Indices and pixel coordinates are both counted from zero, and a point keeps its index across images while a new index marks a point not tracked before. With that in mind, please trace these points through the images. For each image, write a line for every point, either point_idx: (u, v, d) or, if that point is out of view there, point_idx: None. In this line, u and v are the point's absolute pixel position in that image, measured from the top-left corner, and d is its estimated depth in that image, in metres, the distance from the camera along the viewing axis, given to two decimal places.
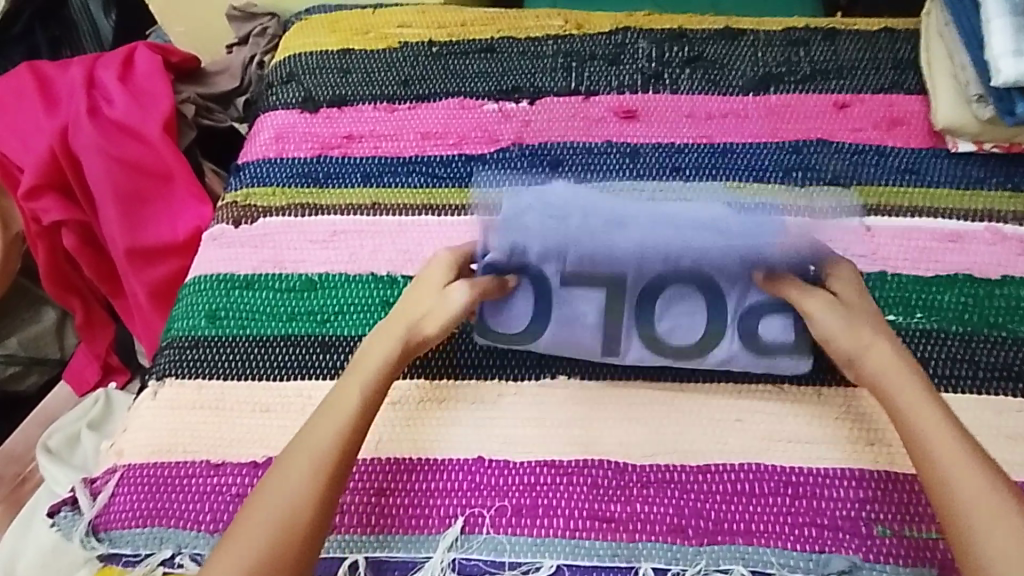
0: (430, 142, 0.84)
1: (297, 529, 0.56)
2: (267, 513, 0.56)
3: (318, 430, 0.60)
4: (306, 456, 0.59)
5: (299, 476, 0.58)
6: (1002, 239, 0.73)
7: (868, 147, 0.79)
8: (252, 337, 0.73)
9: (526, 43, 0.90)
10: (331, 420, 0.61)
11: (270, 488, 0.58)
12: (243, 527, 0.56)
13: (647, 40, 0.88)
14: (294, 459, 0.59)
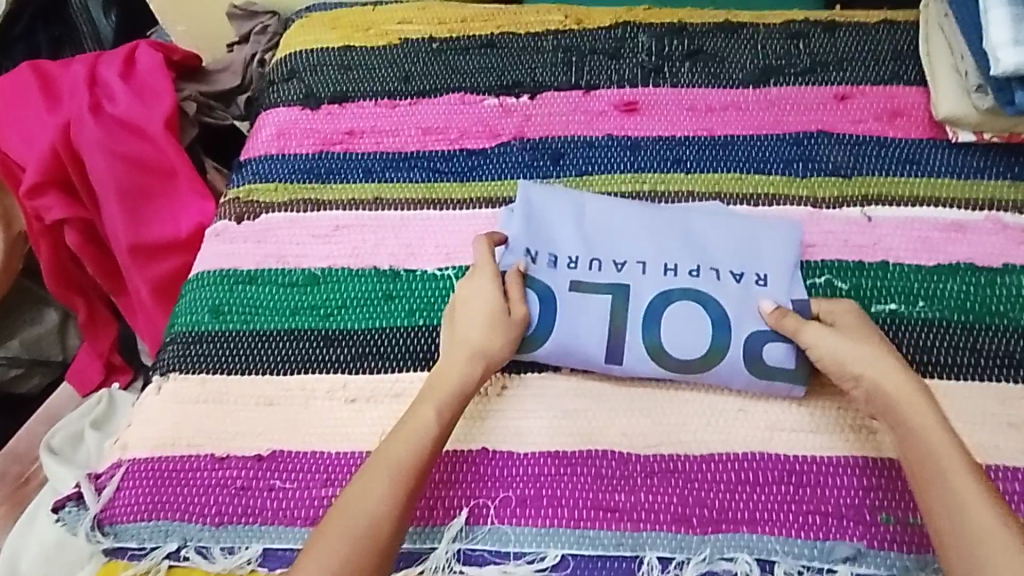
0: (431, 137, 0.84)
1: (381, 548, 0.56)
2: (347, 530, 0.55)
3: (400, 446, 0.60)
4: (387, 477, 0.58)
5: (381, 495, 0.57)
6: (1002, 229, 0.73)
7: (869, 137, 0.79)
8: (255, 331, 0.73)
9: (526, 38, 0.90)
10: (411, 440, 0.60)
11: (352, 507, 0.57)
12: (323, 536, 0.56)
13: (647, 35, 0.88)
14: (379, 476, 0.58)
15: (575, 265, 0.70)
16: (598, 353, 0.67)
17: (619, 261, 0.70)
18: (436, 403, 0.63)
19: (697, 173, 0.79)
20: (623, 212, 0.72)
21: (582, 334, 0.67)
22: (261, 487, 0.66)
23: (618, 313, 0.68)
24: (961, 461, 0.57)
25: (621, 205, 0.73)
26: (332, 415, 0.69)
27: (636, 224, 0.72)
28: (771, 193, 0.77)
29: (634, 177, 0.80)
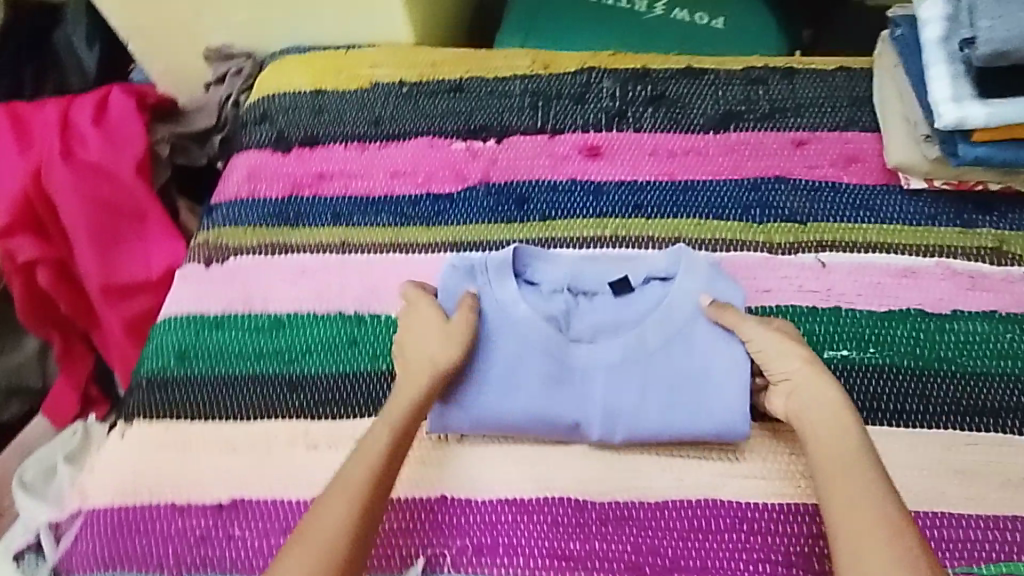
0: (399, 180, 0.86)
1: (346, 563, 0.57)
2: (326, 534, 0.57)
3: (353, 470, 0.61)
4: (349, 489, 0.60)
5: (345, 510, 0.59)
6: (952, 275, 0.75)
7: (825, 184, 0.81)
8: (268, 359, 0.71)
9: (494, 82, 0.93)
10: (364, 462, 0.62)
11: (324, 516, 0.58)
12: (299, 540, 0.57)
13: (611, 80, 0.92)
14: (339, 491, 0.60)
15: (512, 356, 0.69)
16: (564, 421, 0.67)
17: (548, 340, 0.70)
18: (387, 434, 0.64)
19: (658, 219, 0.81)
20: (534, 277, 0.74)
21: (533, 414, 0.67)
22: (220, 537, 0.66)
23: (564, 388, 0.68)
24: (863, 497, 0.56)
25: (518, 275, 0.73)
26: (294, 462, 0.70)
27: (548, 288, 0.73)
28: (727, 238, 0.79)
29: (596, 222, 0.81)
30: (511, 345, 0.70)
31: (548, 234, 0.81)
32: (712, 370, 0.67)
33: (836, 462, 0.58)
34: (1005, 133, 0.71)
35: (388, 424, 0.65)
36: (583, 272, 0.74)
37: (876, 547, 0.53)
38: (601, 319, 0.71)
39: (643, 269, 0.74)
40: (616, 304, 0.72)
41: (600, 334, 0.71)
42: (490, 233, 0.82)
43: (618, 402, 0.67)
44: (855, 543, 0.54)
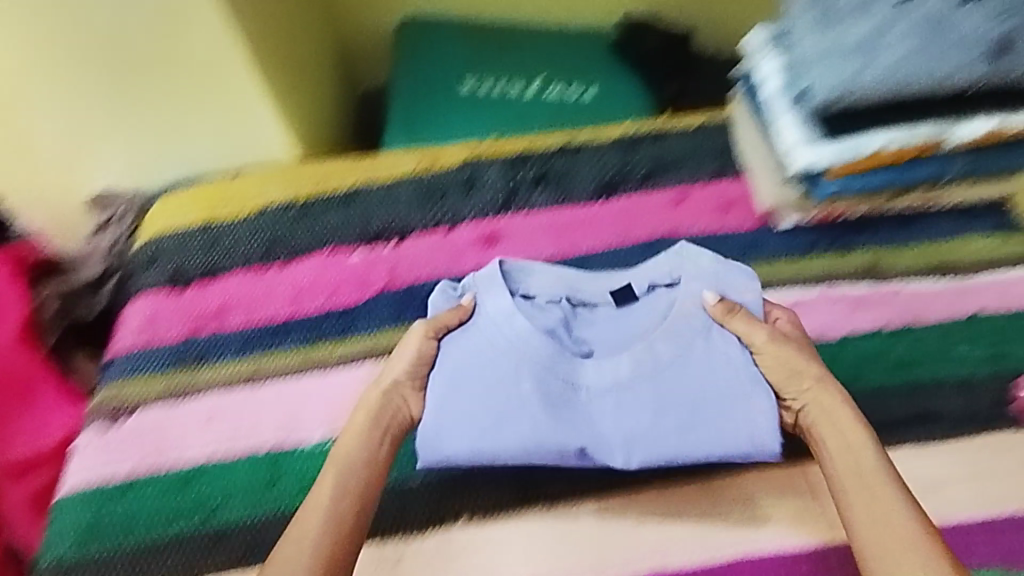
0: (304, 298, 0.84)
1: None
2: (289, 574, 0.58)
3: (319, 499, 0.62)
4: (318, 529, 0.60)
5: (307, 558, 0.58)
6: (838, 300, 0.80)
7: (710, 233, 0.86)
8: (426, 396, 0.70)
9: (385, 187, 0.95)
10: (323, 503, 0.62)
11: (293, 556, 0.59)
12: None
13: (496, 167, 0.95)
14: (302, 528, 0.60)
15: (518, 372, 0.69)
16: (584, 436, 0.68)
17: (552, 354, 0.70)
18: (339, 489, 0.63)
19: None
20: (527, 289, 0.75)
21: (539, 434, 0.67)
22: None
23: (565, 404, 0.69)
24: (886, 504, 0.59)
25: (509, 289, 0.74)
26: None
27: (547, 301, 0.75)
28: None
29: None
30: (523, 362, 0.70)
31: None
32: (725, 369, 0.69)
33: (854, 470, 0.62)
34: (859, 166, 0.77)
35: (336, 463, 0.65)
36: (583, 281, 0.77)
37: (899, 551, 0.56)
38: (607, 338, 0.75)
39: (643, 277, 0.77)
40: (614, 316, 0.76)
41: (602, 348, 0.74)
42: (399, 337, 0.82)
43: (630, 428, 0.68)
44: (881, 548, 0.57)
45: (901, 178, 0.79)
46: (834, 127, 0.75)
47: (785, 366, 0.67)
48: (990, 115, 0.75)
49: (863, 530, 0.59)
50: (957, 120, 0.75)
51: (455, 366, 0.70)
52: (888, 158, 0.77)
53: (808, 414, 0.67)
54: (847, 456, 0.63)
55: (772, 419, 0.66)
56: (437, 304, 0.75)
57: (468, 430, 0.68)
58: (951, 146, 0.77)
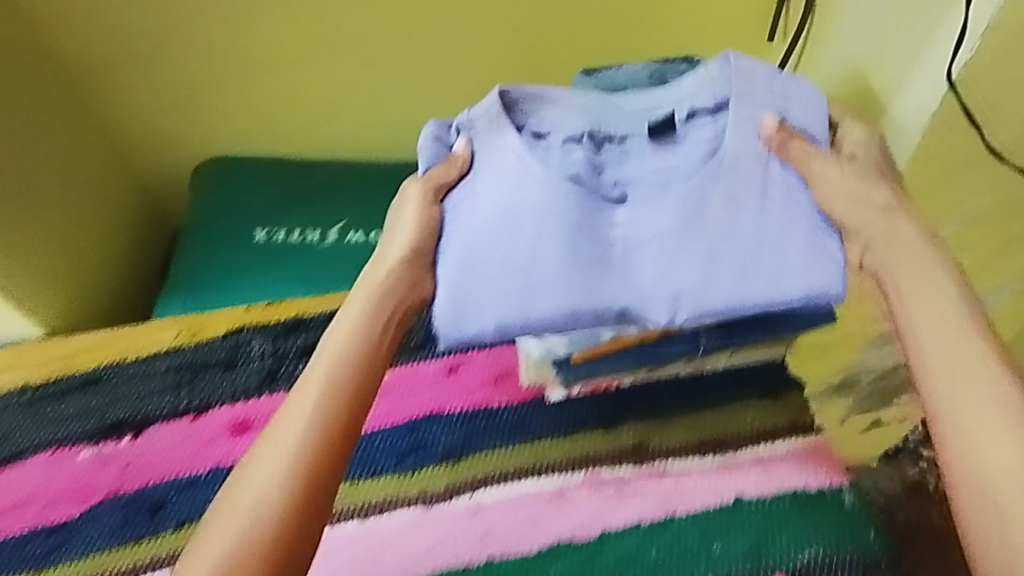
0: (12, 514, 0.76)
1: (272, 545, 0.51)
2: (247, 497, 0.53)
3: (293, 421, 0.56)
4: (267, 473, 0.54)
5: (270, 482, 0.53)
6: (599, 485, 0.76)
7: (478, 410, 0.83)
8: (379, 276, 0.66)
9: (136, 364, 0.87)
10: (296, 420, 0.56)
11: (239, 491, 0.53)
12: (218, 516, 0.53)
13: (262, 336, 0.90)
14: (263, 456, 0.55)
15: (512, 225, 0.67)
16: (588, 283, 0.65)
17: (542, 205, 0.66)
18: (297, 419, 0.56)
19: None
20: (539, 126, 0.73)
21: (565, 297, 0.64)
22: None
23: (591, 262, 0.65)
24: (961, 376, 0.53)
25: (512, 124, 0.73)
26: None
27: (561, 138, 0.72)
28: (383, 497, 0.77)
29: None
30: (555, 192, 0.67)
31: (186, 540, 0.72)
32: (782, 226, 0.64)
33: (938, 337, 0.56)
34: (598, 350, 0.78)
35: (335, 361, 0.60)
36: (613, 112, 0.74)
37: (992, 424, 0.51)
38: (637, 174, 0.71)
39: (681, 103, 0.73)
40: (648, 147, 0.72)
41: (635, 189, 0.70)
42: (113, 558, 0.72)
43: (653, 283, 0.65)
44: (959, 428, 0.52)
45: (647, 357, 0.80)
46: None
47: (847, 184, 0.64)
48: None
49: (924, 370, 0.55)
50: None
51: (461, 245, 0.67)
52: (624, 343, 0.78)
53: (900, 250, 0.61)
54: (922, 284, 0.59)
55: (840, 265, 0.63)
56: (430, 146, 0.74)
57: (479, 280, 0.65)
58: (690, 327, 0.78)
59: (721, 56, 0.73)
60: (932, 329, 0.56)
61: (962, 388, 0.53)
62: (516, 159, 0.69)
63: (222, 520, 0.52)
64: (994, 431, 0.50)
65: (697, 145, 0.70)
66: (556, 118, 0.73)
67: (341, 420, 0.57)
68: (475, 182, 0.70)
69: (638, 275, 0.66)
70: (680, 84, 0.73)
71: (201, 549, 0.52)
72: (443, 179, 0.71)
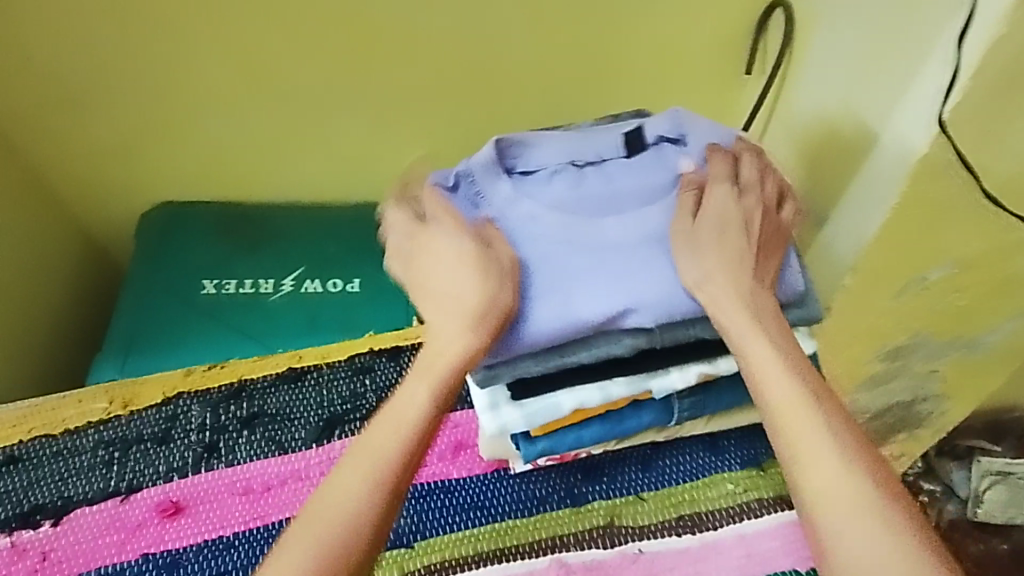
0: None
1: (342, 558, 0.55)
2: (321, 519, 0.57)
3: (374, 443, 0.60)
4: (344, 495, 0.58)
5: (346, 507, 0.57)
6: (566, 574, 0.69)
7: (434, 485, 0.76)
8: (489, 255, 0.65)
9: (60, 439, 0.79)
10: (374, 448, 0.60)
11: (324, 506, 0.57)
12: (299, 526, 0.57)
13: (201, 405, 0.83)
14: (342, 476, 0.59)
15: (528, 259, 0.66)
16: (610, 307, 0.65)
17: (553, 236, 0.67)
18: (378, 443, 0.60)
19: None
20: (527, 163, 0.70)
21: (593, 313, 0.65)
22: None
23: (614, 283, 0.66)
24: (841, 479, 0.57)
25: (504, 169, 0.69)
26: None
27: (547, 173, 0.70)
28: None
29: None
30: (561, 228, 0.67)
31: None
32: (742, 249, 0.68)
33: (807, 427, 0.60)
34: (559, 424, 0.72)
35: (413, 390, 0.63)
36: (588, 146, 0.71)
37: (873, 536, 0.54)
38: (622, 202, 0.69)
39: (651, 129, 0.73)
40: (629, 168, 0.71)
41: (627, 208, 0.69)
42: None
43: (630, 295, 0.65)
44: (837, 529, 0.56)
45: (614, 429, 0.73)
46: (517, 392, 0.69)
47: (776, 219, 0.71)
48: (687, 367, 0.71)
49: (795, 454, 0.59)
50: (651, 373, 0.71)
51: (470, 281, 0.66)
52: (586, 413, 0.71)
53: (764, 322, 0.65)
54: (773, 357, 0.63)
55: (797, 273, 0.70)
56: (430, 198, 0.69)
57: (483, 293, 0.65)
58: (657, 391, 0.71)
59: (668, 111, 0.73)
60: (801, 419, 0.60)
61: (839, 483, 0.57)
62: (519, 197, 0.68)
63: (297, 543, 0.55)
64: (880, 530, 0.55)
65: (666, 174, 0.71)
66: (545, 153, 0.70)
67: (421, 441, 0.61)
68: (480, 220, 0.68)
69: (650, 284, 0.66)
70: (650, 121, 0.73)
71: (292, 553, 0.55)
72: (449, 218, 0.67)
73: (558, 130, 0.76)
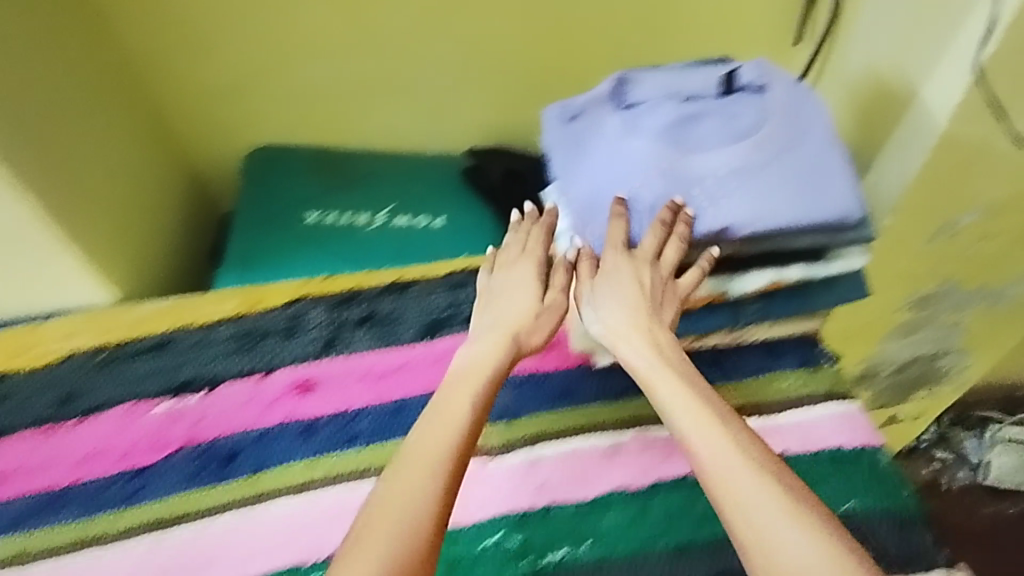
0: (90, 463, 0.80)
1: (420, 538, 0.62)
2: (389, 522, 0.62)
3: (415, 456, 0.67)
4: (400, 499, 0.64)
5: (415, 505, 0.63)
6: (648, 445, 0.81)
7: (528, 377, 0.86)
8: (566, 264, 0.81)
9: (201, 330, 0.91)
10: (421, 457, 0.67)
11: (388, 509, 0.63)
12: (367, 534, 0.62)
13: (320, 308, 0.94)
14: (400, 486, 0.65)
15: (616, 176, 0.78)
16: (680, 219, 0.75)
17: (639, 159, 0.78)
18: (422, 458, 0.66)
19: (372, 447, 0.81)
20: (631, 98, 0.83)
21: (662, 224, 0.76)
22: None
23: (683, 200, 0.76)
24: (753, 496, 0.62)
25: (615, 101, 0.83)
26: None
27: (647, 105, 0.80)
28: None
29: (308, 465, 0.80)
30: (651, 151, 0.77)
31: (259, 490, 0.78)
32: (811, 176, 0.75)
33: (719, 449, 0.66)
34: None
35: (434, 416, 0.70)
36: (684, 85, 0.81)
37: (788, 537, 0.60)
38: (714, 132, 0.77)
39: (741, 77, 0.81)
40: (718, 104, 0.80)
41: (711, 140, 0.77)
42: (192, 504, 0.77)
43: (724, 217, 0.75)
44: (761, 540, 0.60)
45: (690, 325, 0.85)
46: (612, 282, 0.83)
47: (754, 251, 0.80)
48: (759, 271, 0.80)
49: (715, 471, 0.65)
50: (728, 275, 0.80)
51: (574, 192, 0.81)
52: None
53: (662, 348, 0.74)
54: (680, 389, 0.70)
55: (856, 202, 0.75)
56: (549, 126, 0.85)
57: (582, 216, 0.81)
58: (734, 295, 0.81)
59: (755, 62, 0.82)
60: (715, 441, 0.66)
61: (750, 494, 0.63)
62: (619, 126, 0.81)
63: (366, 548, 0.61)
64: (792, 530, 0.60)
65: (751, 113, 0.78)
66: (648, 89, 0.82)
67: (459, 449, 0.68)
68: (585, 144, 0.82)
69: (718, 202, 0.75)
70: (743, 70, 0.82)
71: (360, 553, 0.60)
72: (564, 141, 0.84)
73: (664, 71, 0.86)
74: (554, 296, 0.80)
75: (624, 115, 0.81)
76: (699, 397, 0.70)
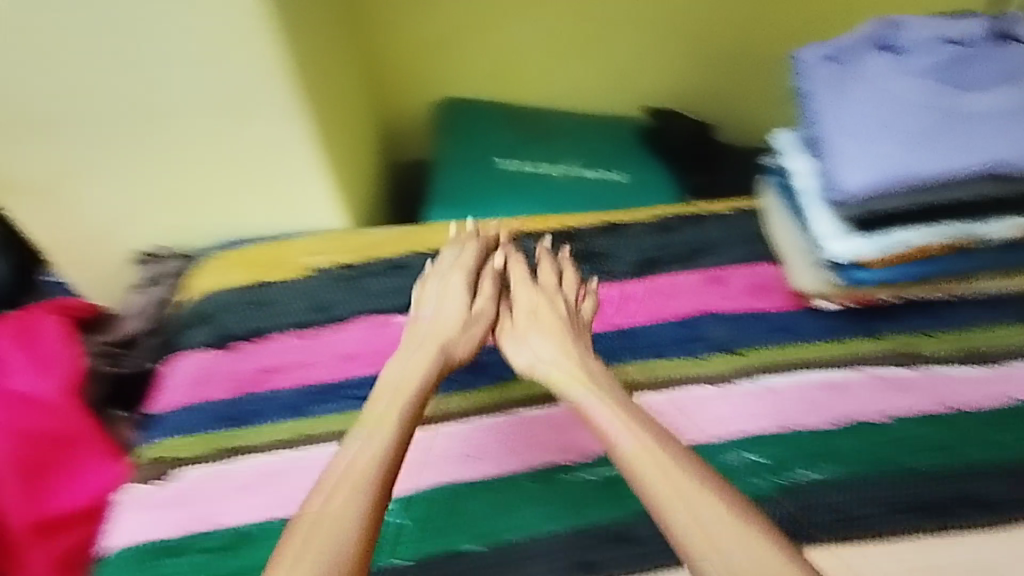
0: (353, 362, 0.87)
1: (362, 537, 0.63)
2: (327, 532, 0.63)
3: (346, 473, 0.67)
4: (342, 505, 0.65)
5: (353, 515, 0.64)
6: (877, 380, 0.82)
7: (746, 313, 0.90)
8: (494, 273, 0.93)
9: (431, 255, 0.99)
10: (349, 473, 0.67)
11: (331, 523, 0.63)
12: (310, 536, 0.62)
13: (540, 243, 1.02)
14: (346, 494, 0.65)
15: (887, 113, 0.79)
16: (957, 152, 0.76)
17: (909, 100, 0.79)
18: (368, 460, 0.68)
19: (610, 366, 0.87)
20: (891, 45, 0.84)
21: (938, 156, 0.76)
22: None
23: (957, 136, 0.77)
24: (697, 515, 0.63)
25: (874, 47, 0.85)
26: None
27: (910, 52, 0.83)
28: (678, 374, 0.85)
29: None
30: (921, 93, 0.79)
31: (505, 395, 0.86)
32: None
33: (649, 470, 0.67)
34: (887, 260, 0.81)
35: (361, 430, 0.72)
36: (947, 34, 0.83)
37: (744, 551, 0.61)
38: (980, 77, 0.80)
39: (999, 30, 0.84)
40: (981, 53, 0.82)
41: (975, 87, 0.80)
42: None
43: (998, 151, 0.76)
44: (716, 553, 0.62)
45: (930, 271, 0.83)
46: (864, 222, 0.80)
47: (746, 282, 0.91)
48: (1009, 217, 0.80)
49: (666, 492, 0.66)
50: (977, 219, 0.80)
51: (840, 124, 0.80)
52: (911, 254, 0.81)
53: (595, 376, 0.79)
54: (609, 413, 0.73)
55: None
56: (804, 65, 0.86)
57: (857, 136, 0.79)
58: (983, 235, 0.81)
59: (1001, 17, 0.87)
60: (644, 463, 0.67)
61: (683, 513, 0.64)
62: (883, 68, 0.82)
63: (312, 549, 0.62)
64: (735, 546, 0.61)
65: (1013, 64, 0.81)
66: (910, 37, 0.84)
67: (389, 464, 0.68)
68: (846, 82, 0.82)
69: (991, 141, 0.77)
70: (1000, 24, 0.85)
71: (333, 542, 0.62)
72: (824, 79, 0.84)
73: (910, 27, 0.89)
74: (483, 305, 0.89)
75: (885, 60, 0.83)
76: (645, 425, 0.71)
